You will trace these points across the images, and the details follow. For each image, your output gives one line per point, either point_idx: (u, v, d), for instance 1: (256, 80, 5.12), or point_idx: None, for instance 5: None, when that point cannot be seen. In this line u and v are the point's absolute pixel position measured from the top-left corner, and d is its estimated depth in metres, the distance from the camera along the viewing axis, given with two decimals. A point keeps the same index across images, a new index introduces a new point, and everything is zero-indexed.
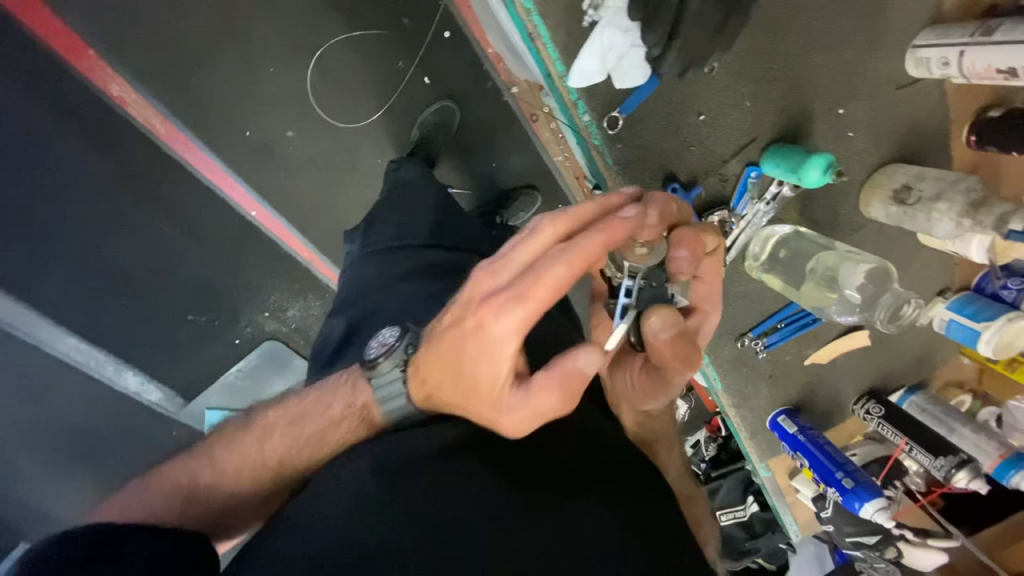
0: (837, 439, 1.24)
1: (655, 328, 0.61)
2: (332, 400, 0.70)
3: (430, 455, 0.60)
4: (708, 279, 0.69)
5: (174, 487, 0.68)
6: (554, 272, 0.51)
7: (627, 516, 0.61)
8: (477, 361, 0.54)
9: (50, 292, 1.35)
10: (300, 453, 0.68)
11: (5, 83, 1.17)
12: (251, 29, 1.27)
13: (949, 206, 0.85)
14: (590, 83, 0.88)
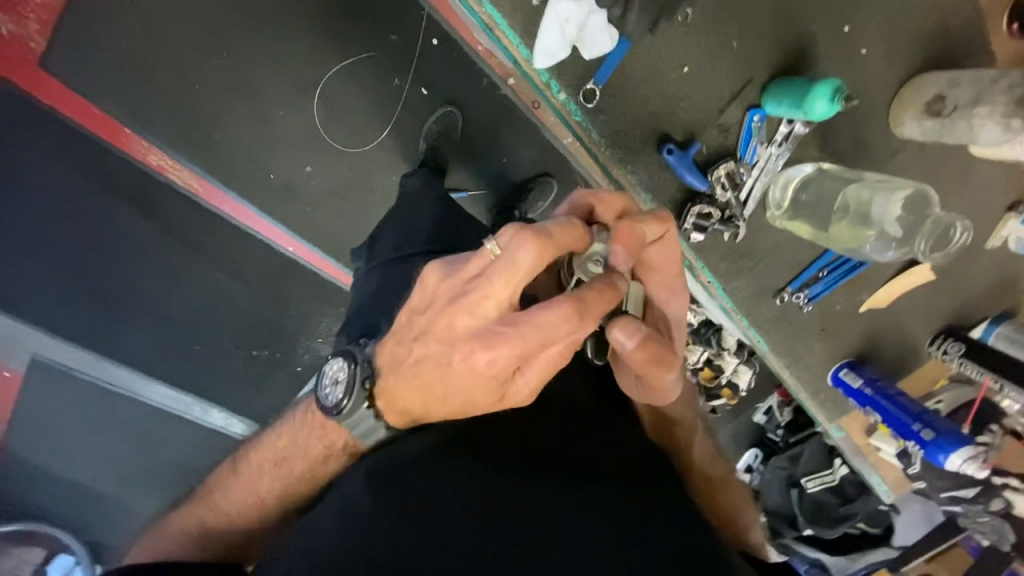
0: (917, 387, 1.10)
1: (621, 339, 0.61)
2: (311, 441, 0.73)
3: (419, 471, 0.63)
4: (660, 265, 0.68)
5: (185, 531, 0.73)
6: (546, 319, 0.53)
7: (611, 524, 0.62)
8: (468, 387, 0.59)
9: (133, 351, 1.50)
10: (295, 488, 0.73)
11: (59, 172, 1.27)
12: (256, 79, 1.35)
13: (991, 108, 0.78)
14: (557, 60, 0.77)
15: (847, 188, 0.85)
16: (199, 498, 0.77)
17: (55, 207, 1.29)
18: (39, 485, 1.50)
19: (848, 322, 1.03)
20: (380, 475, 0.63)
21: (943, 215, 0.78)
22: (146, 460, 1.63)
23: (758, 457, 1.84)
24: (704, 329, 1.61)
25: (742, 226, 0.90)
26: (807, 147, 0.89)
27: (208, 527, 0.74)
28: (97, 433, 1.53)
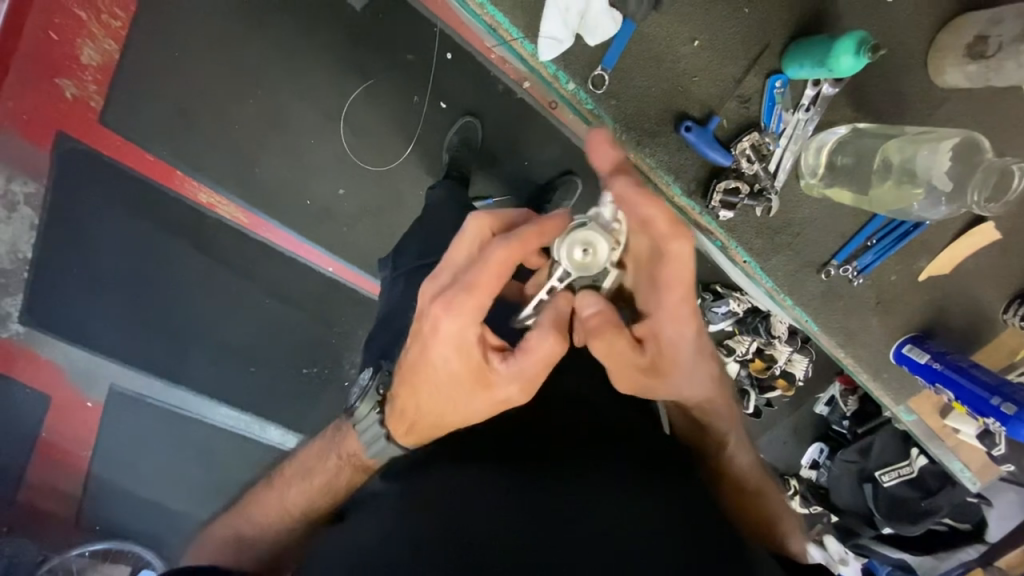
0: (996, 360, 1.00)
1: (585, 307, 0.64)
2: (330, 452, 0.77)
3: (445, 477, 0.63)
4: (674, 273, 0.62)
5: (223, 541, 0.76)
6: (497, 258, 0.58)
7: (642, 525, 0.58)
8: (448, 361, 0.62)
9: (197, 374, 1.62)
10: (319, 500, 0.75)
11: (137, 220, 1.49)
12: (287, 112, 1.44)
13: None
14: (561, 50, 0.79)
15: (886, 144, 0.79)
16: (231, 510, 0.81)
17: (142, 251, 1.51)
18: (122, 504, 1.66)
19: (907, 293, 0.95)
20: (424, 477, 0.65)
21: (995, 160, 0.71)
22: (212, 480, 1.71)
23: (825, 452, 1.74)
24: (751, 317, 1.54)
25: (775, 199, 0.86)
26: (838, 108, 0.84)
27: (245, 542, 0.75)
28: (168, 454, 1.67)
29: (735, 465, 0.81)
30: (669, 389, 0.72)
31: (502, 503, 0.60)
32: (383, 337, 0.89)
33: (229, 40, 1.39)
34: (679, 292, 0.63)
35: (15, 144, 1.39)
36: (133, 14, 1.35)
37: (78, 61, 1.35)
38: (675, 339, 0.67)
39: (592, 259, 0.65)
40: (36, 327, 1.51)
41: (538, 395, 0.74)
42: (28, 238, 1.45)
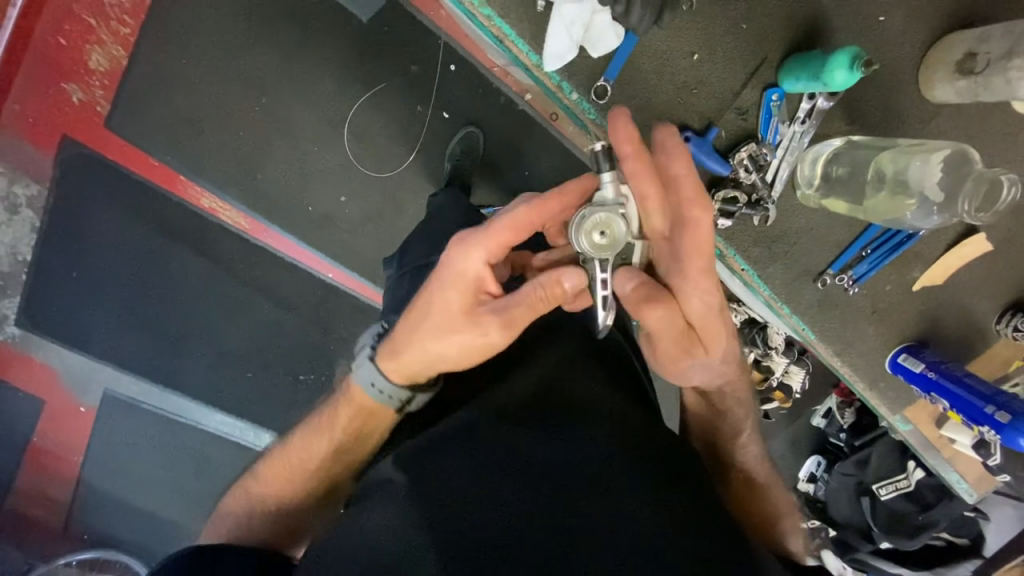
0: (990, 371, 1.01)
1: (621, 285, 0.70)
2: (327, 411, 0.81)
3: (452, 471, 0.63)
4: (694, 242, 0.64)
5: (238, 511, 0.82)
6: (514, 213, 0.65)
7: (649, 522, 0.58)
8: (445, 291, 0.69)
9: (194, 379, 1.62)
10: (324, 459, 0.80)
11: (138, 224, 1.49)
12: (292, 119, 1.47)
13: None
14: (566, 61, 0.80)
15: (880, 155, 0.81)
16: (243, 479, 0.86)
17: (144, 256, 1.52)
18: (112, 512, 1.64)
19: (901, 303, 0.96)
20: (433, 465, 0.64)
21: (985, 170, 0.72)
22: (204, 487, 1.68)
23: (822, 465, 1.76)
24: (748, 328, 1.55)
25: (772, 208, 0.88)
26: (832, 121, 0.86)
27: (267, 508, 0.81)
28: (161, 461, 1.65)
29: (742, 460, 0.87)
30: (687, 371, 0.74)
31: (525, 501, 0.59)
32: None
33: (237, 48, 1.41)
34: (704, 275, 0.66)
35: (17, 147, 1.41)
36: (142, 22, 1.38)
37: (86, 66, 1.38)
38: (708, 311, 0.68)
39: (627, 228, 0.68)
40: (32, 329, 1.51)
41: (541, 386, 0.74)
42: (28, 241, 1.46)
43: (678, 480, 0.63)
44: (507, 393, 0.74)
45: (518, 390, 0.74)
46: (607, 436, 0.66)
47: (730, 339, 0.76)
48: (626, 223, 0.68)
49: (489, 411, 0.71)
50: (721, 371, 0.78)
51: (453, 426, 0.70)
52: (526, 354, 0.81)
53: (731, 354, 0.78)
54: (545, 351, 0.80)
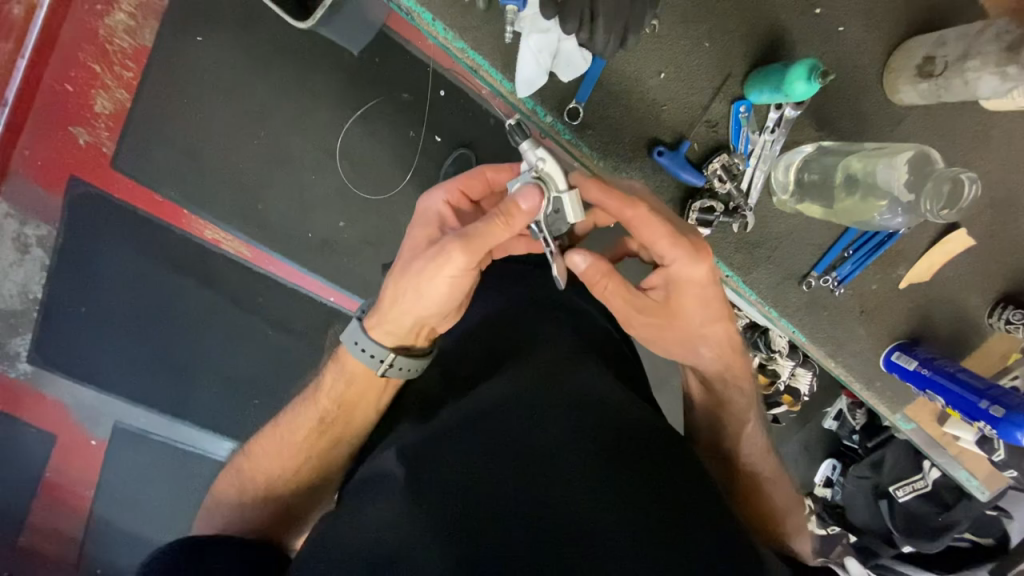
0: (989, 365, 1.00)
1: (580, 262, 0.79)
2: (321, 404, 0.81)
3: (444, 464, 0.63)
4: (646, 223, 0.75)
5: (233, 504, 0.81)
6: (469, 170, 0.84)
7: (639, 521, 0.57)
8: (415, 239, 0.80)
9: (200, 407, 1.64)
10: (323, 454, 0.82)
11: (144, 258, 1.54)
12: (288, 151, 1.52)
13: (982, 60, 0.76)
14: (536, 87, 0.84)
15: (849, 160, 0.82)
16: (237, 462, 0.86)
17: (150, 288, 1.56)
18: (119, 545, 1.64)
19: (891, 302, 0.97)
20: (426, 459, 0.64)
21: (945, 169, 0.73)
22: None
23: (837, 468, 1.73)
24: (750, 333, 1.55)
25: (750, 216, 0.90)
26: (803, 127, 0.89)
27: (260, 488, 0.82)
28: (166, 491, 1.65)
29: (744, 454, 0.87)
30: (680, 345, 0.84)
31: (525, 505, 0.58)
32: None
33: (234, 86, 1.47)
34: (683, 256, 0.76)
35: (27, 189, 1.46)
36: (143, 65, 1.44)
37: (91, 110, 1.45)
38: (681, 276, 0.78)
39: (545, 189, 0.74)
40: (43, 365, 1.55)
41: (535, 376, 0.74)
42: (39, 279, 1.51)
43: (673, 479, 0.62)
44: (505, 381, 0.74)
45: (514, 377, 0.74)
46: (605, 430, 0.65)
47: (718, 323, 0.83)
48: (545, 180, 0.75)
49: (486, 399, 0.71)
50: (716, 349, 0.85)
51: (450, 420, 0.70)
52: (522, 344, 0.82)
53: (726, 338, 0.84)
54: (541, 341, 0.81)
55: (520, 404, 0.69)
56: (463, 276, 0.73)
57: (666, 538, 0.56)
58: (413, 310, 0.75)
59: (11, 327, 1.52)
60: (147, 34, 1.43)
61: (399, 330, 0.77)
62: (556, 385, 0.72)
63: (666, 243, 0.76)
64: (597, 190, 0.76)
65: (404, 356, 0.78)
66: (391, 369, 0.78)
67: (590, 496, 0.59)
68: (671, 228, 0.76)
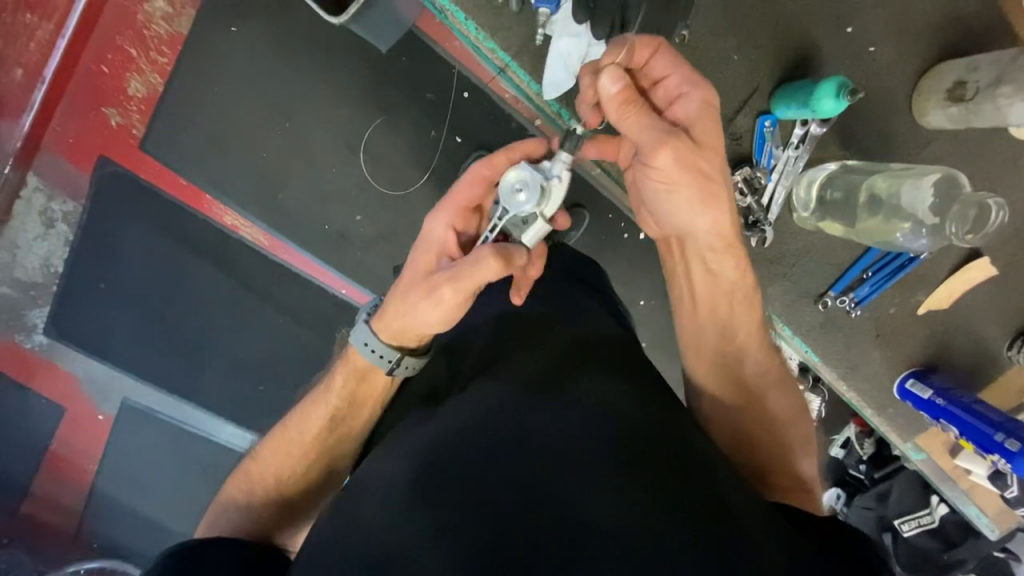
0: (1006, 399, 0.98)
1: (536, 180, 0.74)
2: (325, 401, 0.82)
3: (445, 462, 0.64)
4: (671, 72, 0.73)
5: (245, 506, 0.82)
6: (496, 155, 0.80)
7: (642, 520, 0.56)
8: (424, 246, 0.80)
9: (206, 390, 1.66)
10: (330, 447, 0.83)
11: (164, 238, 1.57)
12: (312, 142, 1.54)
13: (1014, 87, 0.75)
14: (563, 90, 0.85)
15: (873, 180, 0.82)
16: (245, 465, 0.87)
17: (168, 268, 1.59)
18: (121, 520, 1.67)
19: (907, 327, 0.96)
20: (429, 459, 0.65)
21: (971, 194, 0.73)
22: (206, 494, 1.71)
23: (841, 498, 1.62)
24: None
25: (769, 231, 0.90)
26: (827, 145, 0.89)
27: (271, 488, 0.83)
28: (169, 471, 1.68)
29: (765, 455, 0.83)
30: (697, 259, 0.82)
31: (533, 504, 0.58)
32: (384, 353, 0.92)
33: (263, 77, 1.50)
34: (681, 175, 0.72)
35: (56, 165, 1.50)
36: (178, 51, 1.48)
37: (125, 92, 1.49)
38: (700, 120, 0.73)
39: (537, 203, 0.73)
40: (57, 338, 1.58)
41: (534, 373, 0.73)
42: (62, 253, 1.54)
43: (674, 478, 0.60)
44: (508, 379, 0.73)
45: (520, 373, 0.74)
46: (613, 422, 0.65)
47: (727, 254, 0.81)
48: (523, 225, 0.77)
49: (488, 397, 0.71)
50: (725, 282, 0.83)
51: (449, 421, 0.70)
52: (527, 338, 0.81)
53: (733, 278, 0.82)
54: (539, 339, 0.80)
55: (520, 405, 0.68)
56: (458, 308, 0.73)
57: (675, 519, 0.56)
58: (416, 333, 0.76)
59: (31, 298, 1.55)
60: (184, 22, 1.47)
61: (410, 337, 0.78)
62: (556, 385, 0.70)
63: (664, 154, 0.70)
64: (620, 80, 0.70)
65: (414, 358, 0.79)
66: (398, 369, 0.80)
67: (590, 497, 0.58)
68: (679, 142, 0.71)
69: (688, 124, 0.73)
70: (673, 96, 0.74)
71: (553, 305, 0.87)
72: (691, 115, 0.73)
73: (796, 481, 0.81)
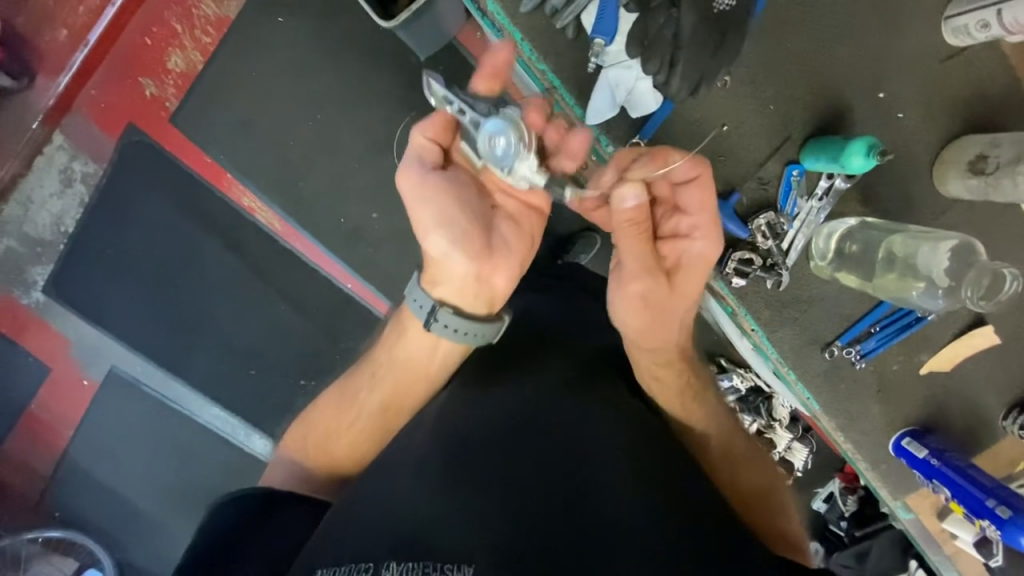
0: (998, 468, 0.99)
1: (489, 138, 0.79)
2: (389, 361, 0.86)
3: (475, 451, 0.73)
4: (688, 203, 0.82)
5: (302, 461, 0.85)
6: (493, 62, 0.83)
7: (643, 513, 0.69)
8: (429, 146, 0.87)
9: (197, 367, 1.65)
10: (391, 401, 0.87)
11: (178, 212, 1.59)
12: (341, 137, 1.57)
13: None
14: (605, 118, 0.90)
15: (891, 239, 0.86)
16: (299, 423, 0.90)
17: (177, 242, 1.60)
18: (90, 491, 1.64)
19: (908, 386, 0.98)
20: (460, 450, 0.74)
21: (986, 262, 0.78)
22: (180, 475, 1.67)
23: (819, 552, 1.60)
24: (753, 397, 1.51)
25: (785, 275, 0.93)
26: (848, 201, 0.93)
27: (322, 448, 0.86)
28: (149, 446, 1.66)
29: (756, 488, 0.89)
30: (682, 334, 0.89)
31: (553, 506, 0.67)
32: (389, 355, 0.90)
33: (303, 68, 1.54)
34: (643, 308, 0.84)
35: (85, 128, 1.54)
36: (223, 33, 1.52)
37: (165, 66, 1.53)
38: (695, 260, 0.82)
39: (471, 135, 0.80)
40: (55, 298, 1.57)
41: (556, 378, 0.84)
42: (74, 214, 1.56)
43: (668, 483, 0.74)
44: (530, 384, 0.83)
45: (541, 382, 0.83)
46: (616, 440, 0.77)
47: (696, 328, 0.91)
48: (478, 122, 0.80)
49: (512, 399, 0.80)
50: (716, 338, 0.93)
51: (476, 417, 0.78)
52: (550, 349, 0.90)
53: (678, 388, 0.89)
54: (555, 354, 0.88)
55: (542, 408, 0.79)
56: (418, 191, 0.78)
57: (669, 516, 0.69)
58: (451, 286, 0.81)
59: (35, 255, 1.55)
60: (233, 6, 1.51)
61: (458, 296, 0.81)
62: (573, 396, 0.82)
63: (636, 286, 0.83)
64: (639, 199, 0.78)
65: (450, 313, 0.80)
66: (437, 325, 0.81)
67: (598, 492, 0.70)
68: (656, 280, 0.83)
69: (677, 261, 0.83)
70: (677, 230, 0.83)
71: (572, 321, 0.97)
72: (682, 258, 0.83)
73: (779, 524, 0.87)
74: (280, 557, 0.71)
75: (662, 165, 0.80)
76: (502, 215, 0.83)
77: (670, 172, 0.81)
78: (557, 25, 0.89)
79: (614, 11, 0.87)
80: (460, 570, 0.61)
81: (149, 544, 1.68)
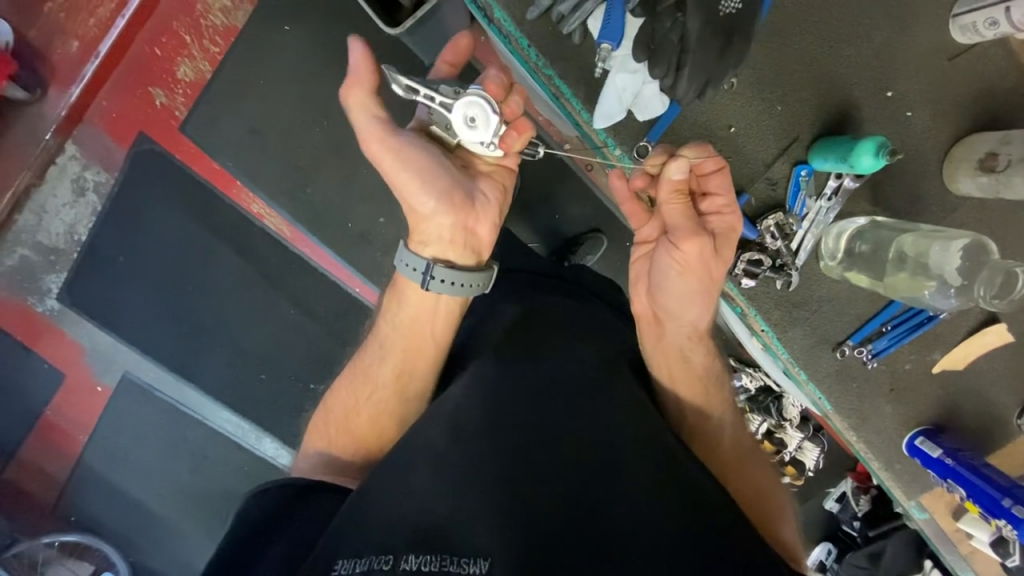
0: (1015, 467, 0.98)
1: (467, 110, 0.86)
2: (403, 339, 0.90)
3: (485, 450, 0.73)
4: (720, 188, 0.87)
5: (330, 450, 0.88)
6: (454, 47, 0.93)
7: (653, 519, 0.68)
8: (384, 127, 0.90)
9: (208, 372, 1.67)
10: (411, 377, 0.90)
11: (187, 219, 1.61)
12: (348, 143, 1.58)
13: None
14: (613, 121, 0.91)
15: (903, 238, 0.86)
16: (322, 415, 0.92)
17: (186, 248, 1.62)
18: (105, 495, 1.67)
19: (921, 384, 0.97)
20: (471, 450, 0.73)
21: (1000, 261, 0.78)
22: (192, 479, 1.69)
23: (832, 553, 1.61)
24: (763, 396, 1.50)
25: (795, 276, 0.93)
26: (858, 201, 0.92)
27: (348, 433, 0.89)
28: (163, 451, 1.68)
29: (763, 492, 0.88)
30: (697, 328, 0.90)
31: (568, 504, 0.68)
32: (394, 358, 0.91)
33: (310, 75, 1.56)
34: (694, 266, 0.86)
35: (96, 138, 1.56)
36: (231, 42, 1.54)
37: (174, 75, 1.56)
38: (728, 236, 0.87)
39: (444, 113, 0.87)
40: (70, 305, 1.60)
41: (568, 377, 0.84)
42: (86, 222, 1.58)
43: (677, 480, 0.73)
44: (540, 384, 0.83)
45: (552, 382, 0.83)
46: (632, 441, 0.77)
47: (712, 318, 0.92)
48: (446, 111, 0.86)
49: (521, 399, 0.80)
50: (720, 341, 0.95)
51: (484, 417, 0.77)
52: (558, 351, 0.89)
53: (701, 365, 0.91)
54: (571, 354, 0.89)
55: (553, 409, 0.79)
56: (393, 156, 0.84)
57: (683, 521, 0.68)
58: (440, 243, 0.88)
59: (50, 263, 1.58)
60: (241, 16, 1.53)
61: (451, 250, 0.89)
62: (583, 397, 0.81)
63: (693, 242, 0.85)
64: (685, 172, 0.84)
65: (445, 268, 0.86)
66: (432, 282, 0.87)
67: (608, 495, 0.69)
68: (705, 244, 0.85)
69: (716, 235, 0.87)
70: (712, 208, 0.88)
71: (582, 321, 0.96)
72: (719, 229, 0.87)
73: (780, 530, 0.86)
74: (303, 547, 0.69)
75: (697, 155, 0.86)
76: (478, 174, 0.92)
77: (698, 164, 0.87)
78: (564, 31, 0.90)
79: (621, 15, 0.86)
80: (477, 565, 0.61)
81: (163, 546, 1.70)
